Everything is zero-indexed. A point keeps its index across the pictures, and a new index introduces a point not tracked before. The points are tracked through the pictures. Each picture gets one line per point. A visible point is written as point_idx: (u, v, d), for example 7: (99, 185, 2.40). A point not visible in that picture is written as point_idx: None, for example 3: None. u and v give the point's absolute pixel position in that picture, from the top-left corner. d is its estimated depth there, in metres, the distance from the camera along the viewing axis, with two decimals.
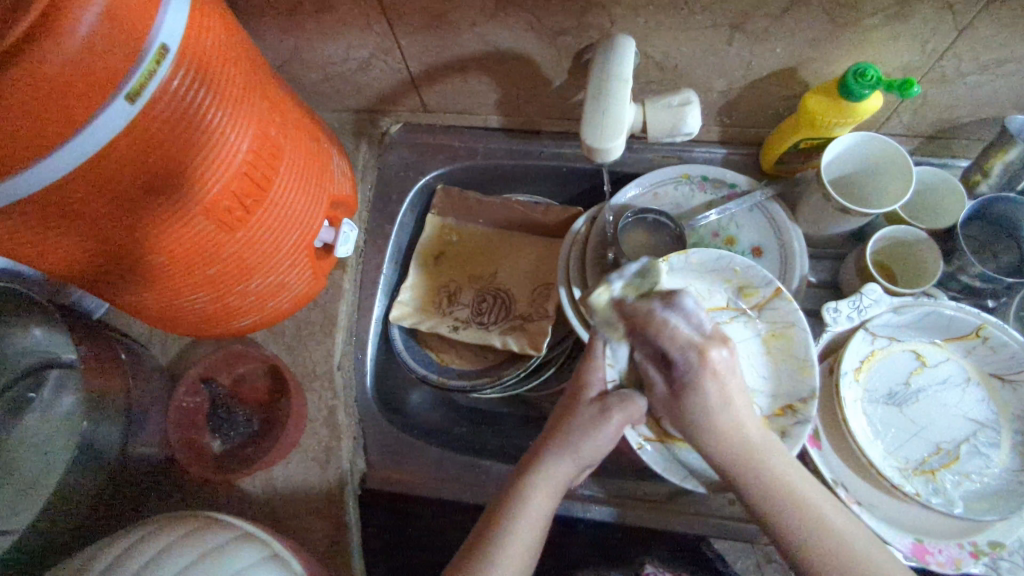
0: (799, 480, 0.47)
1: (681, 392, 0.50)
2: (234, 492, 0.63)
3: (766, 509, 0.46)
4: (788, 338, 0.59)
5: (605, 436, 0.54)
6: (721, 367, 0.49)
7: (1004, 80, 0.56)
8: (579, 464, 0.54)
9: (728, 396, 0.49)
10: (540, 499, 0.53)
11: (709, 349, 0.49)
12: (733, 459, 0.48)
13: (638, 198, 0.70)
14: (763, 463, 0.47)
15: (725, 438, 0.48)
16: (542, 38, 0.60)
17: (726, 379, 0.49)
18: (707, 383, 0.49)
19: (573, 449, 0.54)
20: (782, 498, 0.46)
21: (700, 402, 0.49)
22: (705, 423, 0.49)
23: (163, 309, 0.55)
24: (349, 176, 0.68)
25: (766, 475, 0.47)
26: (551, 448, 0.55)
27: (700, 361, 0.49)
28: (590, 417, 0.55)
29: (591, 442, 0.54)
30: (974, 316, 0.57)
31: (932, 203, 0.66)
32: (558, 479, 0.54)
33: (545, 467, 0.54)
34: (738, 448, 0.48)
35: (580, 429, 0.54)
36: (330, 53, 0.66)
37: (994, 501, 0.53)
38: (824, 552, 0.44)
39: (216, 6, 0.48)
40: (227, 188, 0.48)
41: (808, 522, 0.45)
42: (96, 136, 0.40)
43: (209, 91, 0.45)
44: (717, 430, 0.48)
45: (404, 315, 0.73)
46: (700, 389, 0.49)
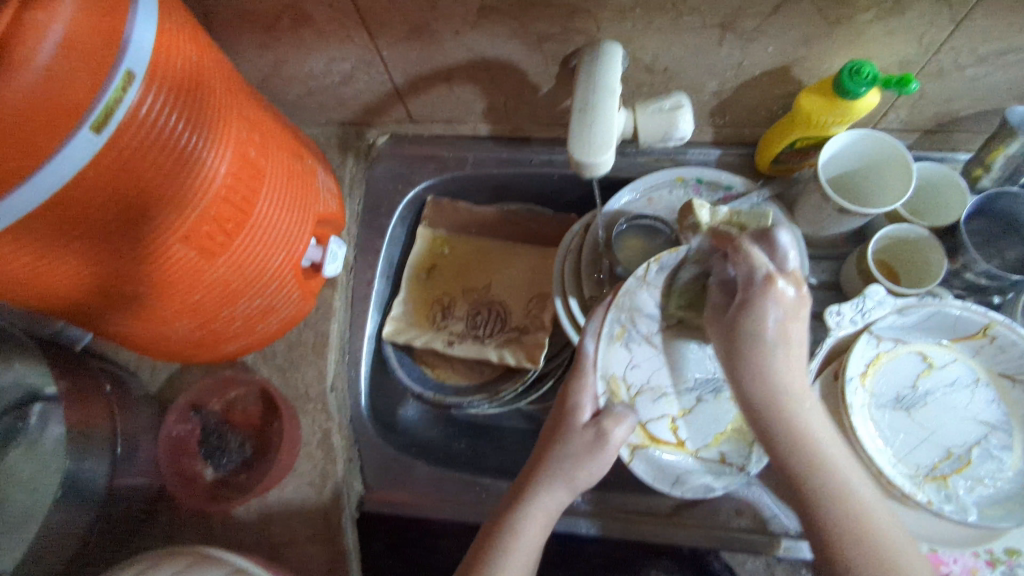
0: (827, 437, 0.46)
1: (738, 314, 0.48)
2: (228, 521, 0.62)
3: (784, 450, 0.46)
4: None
5: (602, 460, 0.53)
6: (783, 301, 0.46)
7: (1004, 71, 0.55)
8: (574, 492, 0.52)
9: (783, 330, 0.46)
10: (533, 528, 0.50)
11: (777, 281, 0.46)
12: (767, 400, 0.46)
13: (633, 204, 0.68)
14: (792, 407, 0.46)
15: (766, 380, 0.46)
16: (528, 44, 0.58)
17: (785, 314, 0.46)
18: (767, 309, 0.46)
19: (569, 475, 0.52)
20: (812, 454, 0.45)
21: (752, 327, 0.47)
22: (743, 354, 0.47)
23: (149, 338, 0.54)
24: (336, 193, 0.67)
25: (790, 416, 0.46)
26: (543, 476, 0.52)
27: (762, 285, 0.47)
28: (585, 444, 0.53)
29: (588, 465, 0.52)
30: (982, 315, 0.55)
31: (933, 198, 0.65)
32: (556, 505, 0.52)
33: (537, 496, 0.52)
34: (776, 389, 0.46)
35: (573, 456, 0.53)
36: (311, 67, 0.65)
37: (1009, 506, 0.52)
38: (842, 511, 0.44)
39: (186, 21, 0.46)
40: (206, 213, 0.47)
41: (830, 479, 0.45)
42: (63, 168, 0.38)
43: (183, 114, 0.44)
44: (761, 357, 0.46)
45: (398, 331, 0.71)
46: (760, 312, 0.46)
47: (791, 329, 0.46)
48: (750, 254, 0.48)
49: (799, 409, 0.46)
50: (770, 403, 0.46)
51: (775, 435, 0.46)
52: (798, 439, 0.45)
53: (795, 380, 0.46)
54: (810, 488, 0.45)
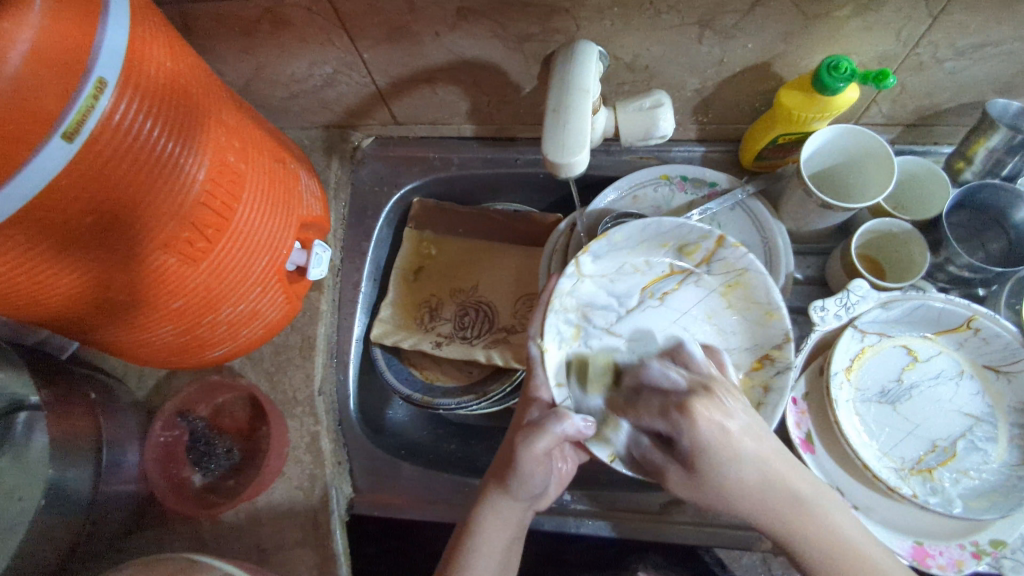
0: (847, 524, 0.44)
1: (691, 465, 0.44)
2: (217, 525, 0.62)
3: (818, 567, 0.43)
4: (743, 285, 0.56)
5: (533, 468, 0.51)
6: (715, 420, 0.43)
7: (984, 64, 0.55)
8: (520, 500, 0.52)
9: (738, 449, 0.43)
10: (489, 530, 0.51)
11: (696, 404, 0.43)
12: (779, 515, 0.43)
13: (617, 203, 0.69)
14: (798, 501, 0.43)
15: (761, 496, 0.43)
16: (508, 45, 0.58)
17: (728, 424, 0.43)
18: (709, 439, 0.43)
19: (506, 485, 0.52)
20: (820, 540, 0.43)
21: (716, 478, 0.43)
22: (723, 490, 0.44)
23: (130, 345, 0.53)
24: (320, 197, 0.67)
25: (807, 513, 0.43)
26: (490, 483, 0.53)
27: (687, 425, 0.43)
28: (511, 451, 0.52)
29: (523, 476, 0.51)
30: (964, 307, 0.55)
31: (916, 192, 0.65)
32: (509, 511, 0.52)
33: (485, 500, 0.52)
34: (756, 491, 0.43)
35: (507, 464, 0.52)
36: (293, 71, 0.65)
37: (994, 497, 0.52)
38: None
39: (161, 26, 0.46)
40: (184, 221, 0.46)
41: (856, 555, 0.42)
42: (32, 178, 0.38)
43: (157, 121, 0.43)
44: (734, 485, 0.43)
45: (386, 333, 0.71)
46: (704, 454, 0.43)
47: (739, 437, 0.43)
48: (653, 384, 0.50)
49: (813, 511, 0.43)
50: (781, 519, 0.43)
51: (795, 547, 0.43)
52: (832, 542, 0.43)
53: (794, 482, 0.43)
54: None
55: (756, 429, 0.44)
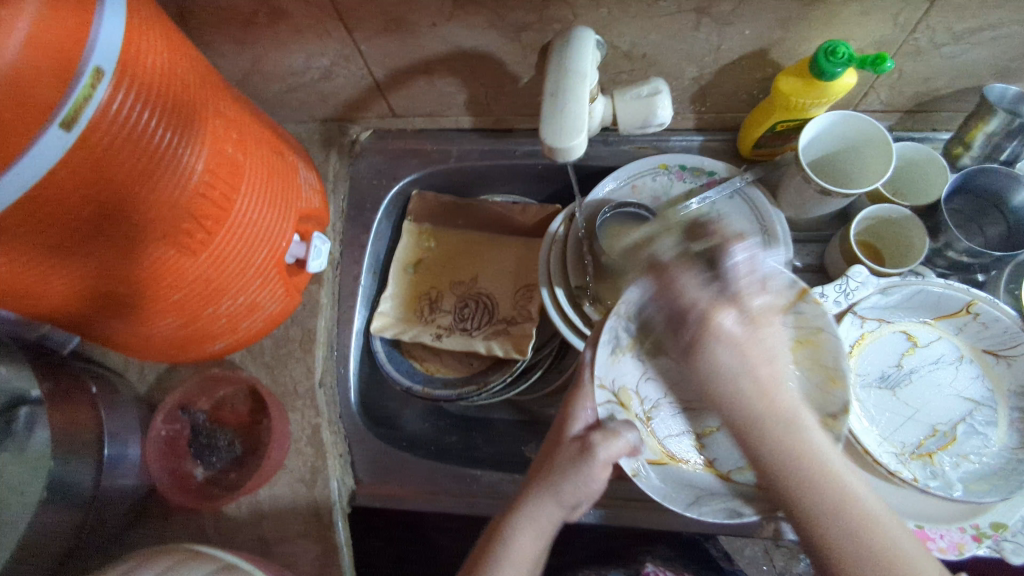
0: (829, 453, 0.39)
1: (692, 355, 0.41)
2: (220, 518, 0.62)
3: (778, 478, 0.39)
4: (815, 344, 0.49)
5: (593, 477, 0.49)
6: (738, 333, 0.40)
7: (981, 49, 0.55)
8: (566, 507, 0.50)
9: (744, 355, 0.40)
10: (525, 539, 0.49)
11: (719, 311, 0.40)
12: (749, 418, 0.39)
13: (616, 192, 0.69)
14: (791, 441, 0.39)
15: (760, 426, 0.39)
16: (505, 35, 0.58)
17: (740, 343, 0.40)
18: (720, 351, 0.40)
19: (555, 489, 0.49)
20: (816, 478, 0.38)
21: (709, 368, 0.40)
22: (716, 391, 0.40)
23: (130, 338, 0.53)
24: (319, 189, 0.67)
25: (784, 421, 0.39)
26: (535, 487, 0.50)
27: (698, 325, 0.40)
28: (570, 457, 0.50)
29: (579, 484, 0.49)
30: (964, 291, 0.55)
31: (916, 178, 0.65)
32: (549, 519, 0.49)
33: (529, 505, 0.50)
34: (758, 421, 0.39)
35: (562, 470, 0.50)
36: (290, 64, 0.65)
37: (995, 480, 0.52)
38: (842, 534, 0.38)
39: (158, 19, 0.46)
40: (182, 212, 0.46)
41: (817, 480, 0.39)
42: (32, 170, 0.38)
43: (154, 112, 0.43)
44: (720, 379, 0.40)
45: (386, 326, 0.71)
46: (711, 356, 0.40)
47: (753, 353, 0.40)
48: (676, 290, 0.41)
49: (786, 428, 0.39)
50: (754, 423, 0.39)
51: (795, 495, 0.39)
52: (801, 458, 0.39)
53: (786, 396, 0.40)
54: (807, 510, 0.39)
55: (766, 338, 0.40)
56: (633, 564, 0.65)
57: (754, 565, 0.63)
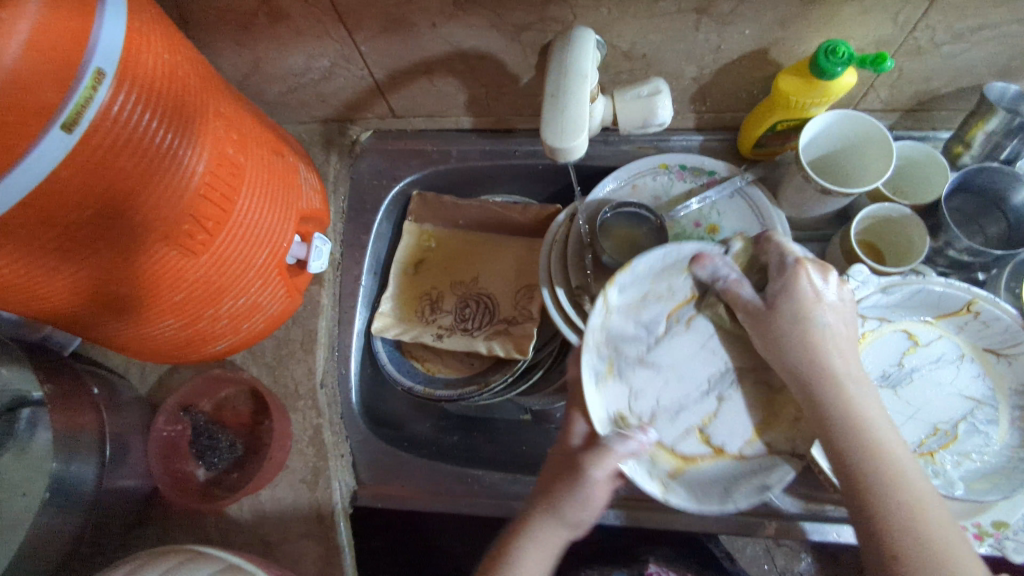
0: (880, 420, 0.45)
1: (773, 305, 0.49)
2: (222, 519, 0.62)
3: (834, 429, 0.45)
4: None
5: (595, 493, 0.48)
6: (815, 289, 0.48)
7: (981, 48, 0.55)
8: (571, 527, 0.49)
9: (811, 309, 0.47)
10: (530, 564, 0.48)
11: (807, 269, 0.48)
12: (812, 369, 0.47)
13: (617, 192, 0.69)
14: (834, 374, 0.46)
15: (818, 355, 0.47)
16: (505, 35, 0.58)
17: (823, 295, 0.48)
18: (807, 304, 0.48)
19: (556, 510, 0.49)
20: (854, 424, 0.45)
21: (783, 317, 0.48)
22: (789, 347, 0.47)
23: (132, 338, 0.53)
24: (319, 189, 0.67)
25: (838, 376, 0.46)
26: (537, 510, 0.50)
27: (793, 267, 0.49)
28: (568, 476, 0.49)
29: (580, 501, 0.49)
30: (965, 291, 0.54)
31: (916, 177, 0.65)
32: (553, 540, 0.49)
33: (531, 529, 0.50)
34: (811, 356, 0.47)
35: (561, 489, 0.49)
36: (290, 65, 0.65)
37: (995, 479, 0.53)
38: (883, 483, 0.42)
39: (159, 21, 0.46)
40: (184, 212, 0.46)
41: (866, 436, 0.44)
42: (34, 170, 0.38)
43: (156, 113, 0.43)
44: (803, 329, 0.47)
45: (386, 326, 0.71)
46: (790, 295, 0.48)
47: (831, 317, 0.47)
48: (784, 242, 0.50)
49: (851, 391, 0.46)
50: (817, 374, 0.46)
51: (828, 416, 0.46)
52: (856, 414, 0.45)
53: (849, 361, 0.47)
54: (856, 466, 0.43)
55: (846, 313, 0.48)
56: (635, 564, 0.64)
57: (755, 565, 0.63)
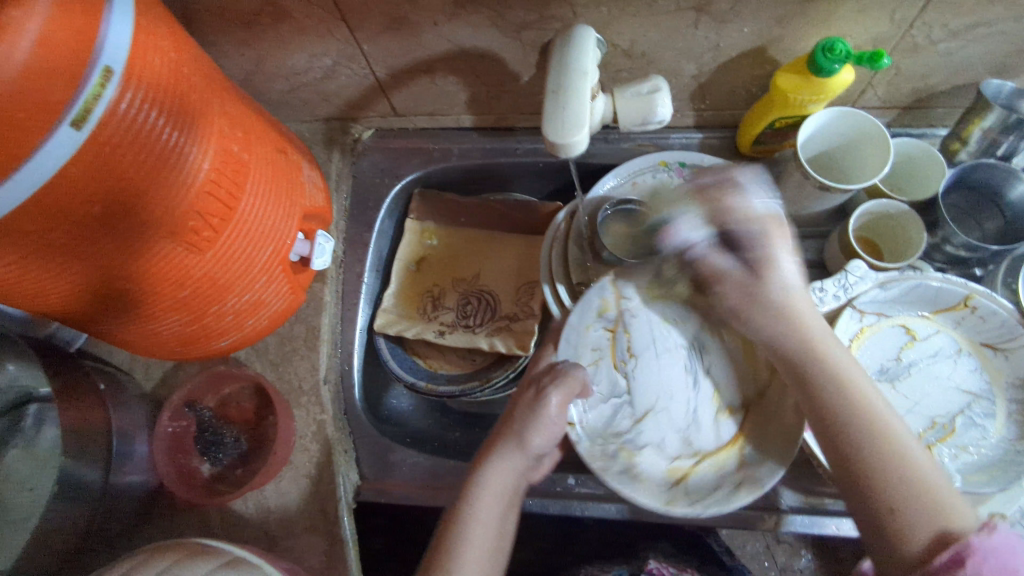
0: (864, 384, 0.48)
1: (752, 275, 0.52)
2: (226, 514, 0.63)
3: (819, 401, 0.48)
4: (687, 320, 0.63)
5: (548, 418, 0.52)
6: (786, 258, 0.52)
7: (978, 45, 0.55)
8: (529, 456, 0.52)
9: (768, 241, 0.52)
10: (491, 495, 0.50)
11: (777, 240, 0.52)
12: (791, 338, 0.50)
13: (617, 189, 0.69)
14: (820, 347, 0.49)
15: (801, 326, 0.50)
16: (506, 33, 0.59)
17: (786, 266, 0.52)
18: (772, 275, 0.51)
19: (519, 437, 0.52)
20: (836, 389, 0.47)
21: (759, 253, 0.52)
22: (758, 297, 0.51)
23: (139, 335, 0.54)
24: (322, 187, 0.67)
25: (818, 347, 0.49)
26: (499, 440, 0.52)
27: (767, 247, 0.51)
28: (527, 404, 0.53)
29: (540, 428, 0.52)
30: (961, 285, 0.56)
31: (914, 174, 0.65)
32: (512, 469, 0.51)
33: (493, 460, 0.51)
34: (785, 319, 0.50)
35: (523, 418, 0.52)
36: (293, 64, 0.65)
37: (993, 472, 0.53)
38: (869, 444, 0.45)
39: (164, 20, 0.46)
40: (191, 208, 0.47)
41: (848, 400, 0.47)
42: (43, 165, 0.39)
43: (164, 111, 0.44)
44: (763, 289, 0.51)
45: (389, 323, 0.72)
46: (747, 247, 0.52)
47: (778, 243, 0.52)
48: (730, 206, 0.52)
49: (828, 358, 0.49)
50: (800, 348, 0.50)
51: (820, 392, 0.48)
52: (839, 380, 0.47)
53: (813, 323, 0.50)
54: (841, 430, 0.46)
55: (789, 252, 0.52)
56: (636, 560, 0.65)
57: (755, 561, 0.67)
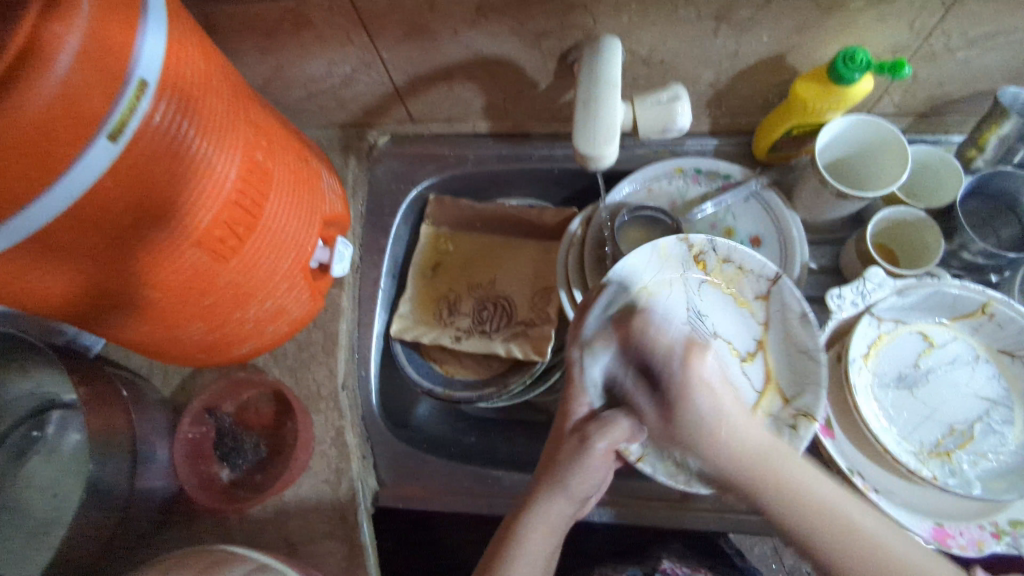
0: (835, 497, 0.42)
1: (672, 409, 0.48)
2: (245, 520, 0.63)
3: (797, 527, 0.42)
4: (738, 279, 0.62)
5: (593, 466, 0.54)
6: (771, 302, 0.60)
7: (995, 53, 0.56)
8: (574, 501, 0.54)
9: (717, 401, 0.47)
10: (537, 536, 0.52)
11: (693, 354, 0.49)
12: (746, 460, 0.44)
13: (632, 195, 0.70)
14: (776, 475, 0.43)
15: (739, 446, 0.45)
16: (525, 42, 0.59)
17: (711, 381, 0.48)
18: (698, 395, 0.47)
19: (564, 485, 0.54)
20: (808, 512, 0.41)
21: (691, 418, 0.47)
22: (712, 446, 0.45)
23: (162, 342, 0.54)
24: (341, 194, 0.67)
25: (778, 478, 0.43)
26: (541, 488, 0.55)
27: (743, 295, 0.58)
28: (571, 452, 0.55)
29: (582, 474, 0.54)
30: (980, 292, 0.57)
31: (930, 180, 0.66)
32: (557, 514, 0.53)
33: (535, 506, 0.54)
34: (744, 458, 0.44)
35: (567, 466, 0.54)
36: (311, 71, 0.66)
37: (1013, 478, 0.53)
38: (858, 563, 0.40)
39: (193, 29, 0.47)
40: (218, 217, 0.47)
41: (807, 510, 0.41)
42: (80, 179, 0.39)
43: (194, 121, 0.44)
44: (709, 437, 0.45)
45: (405, 328, 0.72)
46: (691, 402, 0.47)
47: (725, 399, 0.47)
48: (642, 334, 0.52)
49: (777, 478, 0.43)
50: (748, 475, 0.44)
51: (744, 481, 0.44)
52: (784, 497, 0.42)
53: (752, 436, 0.45)
54: (829, 551, 0.41)
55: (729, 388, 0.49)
56: (650, 560, 0.65)
57: (764, 563, 0.66)
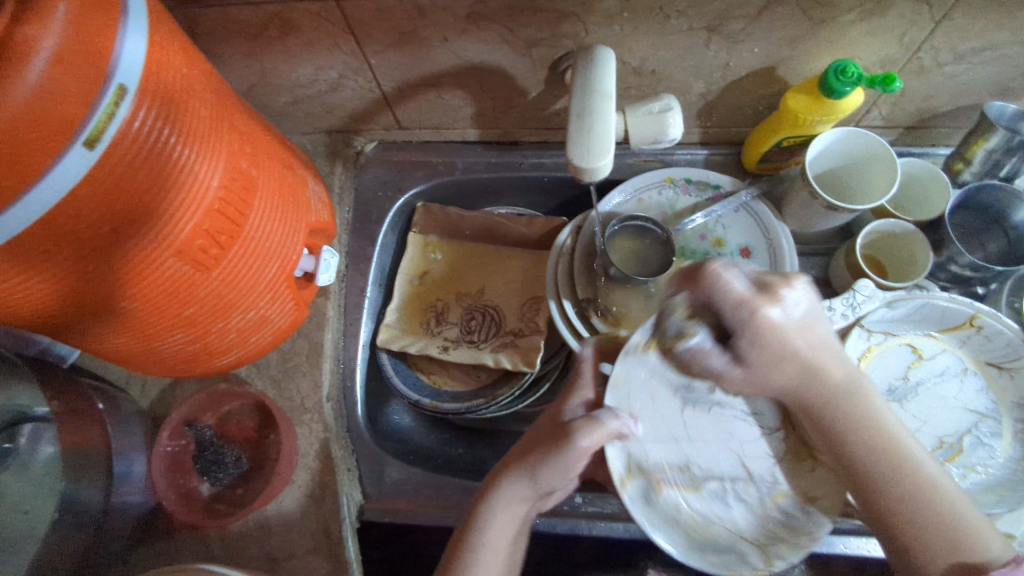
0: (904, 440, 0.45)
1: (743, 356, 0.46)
2: (225, 537, 0.61)
3: (858, 455, 0.46)
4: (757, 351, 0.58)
5: (571, 463, 0.49)
6: (780, 324, 0.44)
7: (982, 68, 0.56)
8: (540, 490, 0.50)
9: (797, 338, 0.45)
10: (501, 522, 0.49)
11: (764, 306, 0.44)
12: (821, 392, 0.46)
13: (623, 205, 0.69)
14: (845, 393, 0.46)
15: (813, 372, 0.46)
16: (516, 50, 0.58)
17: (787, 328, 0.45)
18: (770, 340, 0.45)
19: (534, 472, 0.50)
20: (869, 442, 0.45)
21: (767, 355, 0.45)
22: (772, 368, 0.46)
23: (140, 353, 0.53)
24: (327, 201, 0.66)
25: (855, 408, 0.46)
26: (513, 467, 0.51)
27: (751, 321, 0.44)
28: (552, 444, 0.50)
29: (556, 468, 0.49)
30: (967, 305, 0.56)
31: (917, 193, 0.66)
32: (524, 498, 0.50)
33: (502, 487, 0.51)
34: (816, 387, 0.46)
35: (541, 454, 0.50)
36: (298, 76, 0.64)
37: (1002, 491, 0.53)
38: (918, 505, 0.44)
39: (175, 34, 0.45)
40: (200, 226, 0.46)
41: (871, 432, 0.46)
42: (54, 186, 0.38)
43: (176, 127, 0.43)
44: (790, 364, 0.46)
45: (392, 338, 0.71)
46: (763, 346, 0.45)
47: (804, 336, 0.45)
48: (726, 287, 0.44)
49: (851, 403, 0.46)
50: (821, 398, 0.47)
51: (826, 421, 0.47)
52: (864, 427, 0.46)
53: (838, 373, 0.46)
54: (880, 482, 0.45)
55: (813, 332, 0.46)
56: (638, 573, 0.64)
57: None
